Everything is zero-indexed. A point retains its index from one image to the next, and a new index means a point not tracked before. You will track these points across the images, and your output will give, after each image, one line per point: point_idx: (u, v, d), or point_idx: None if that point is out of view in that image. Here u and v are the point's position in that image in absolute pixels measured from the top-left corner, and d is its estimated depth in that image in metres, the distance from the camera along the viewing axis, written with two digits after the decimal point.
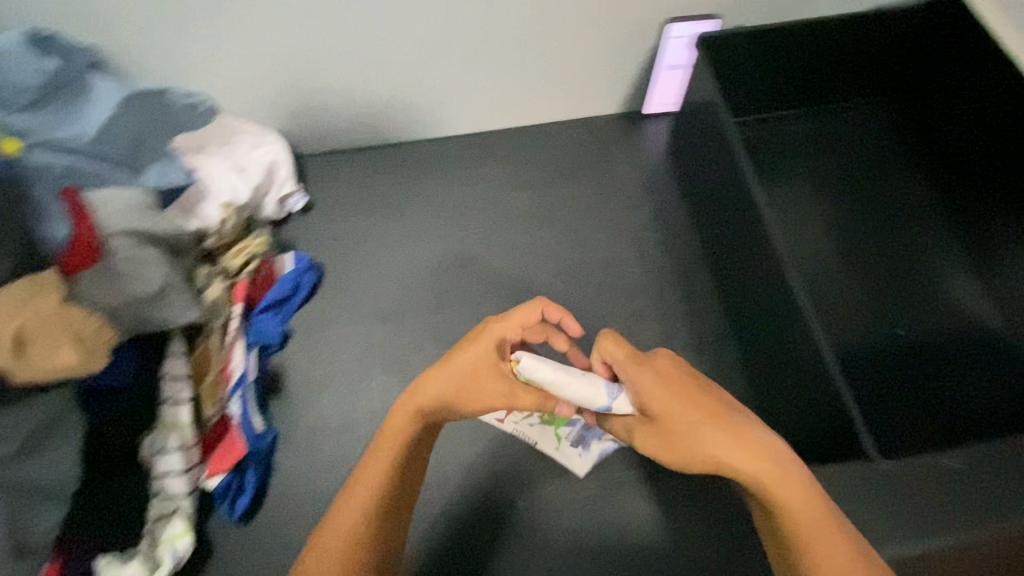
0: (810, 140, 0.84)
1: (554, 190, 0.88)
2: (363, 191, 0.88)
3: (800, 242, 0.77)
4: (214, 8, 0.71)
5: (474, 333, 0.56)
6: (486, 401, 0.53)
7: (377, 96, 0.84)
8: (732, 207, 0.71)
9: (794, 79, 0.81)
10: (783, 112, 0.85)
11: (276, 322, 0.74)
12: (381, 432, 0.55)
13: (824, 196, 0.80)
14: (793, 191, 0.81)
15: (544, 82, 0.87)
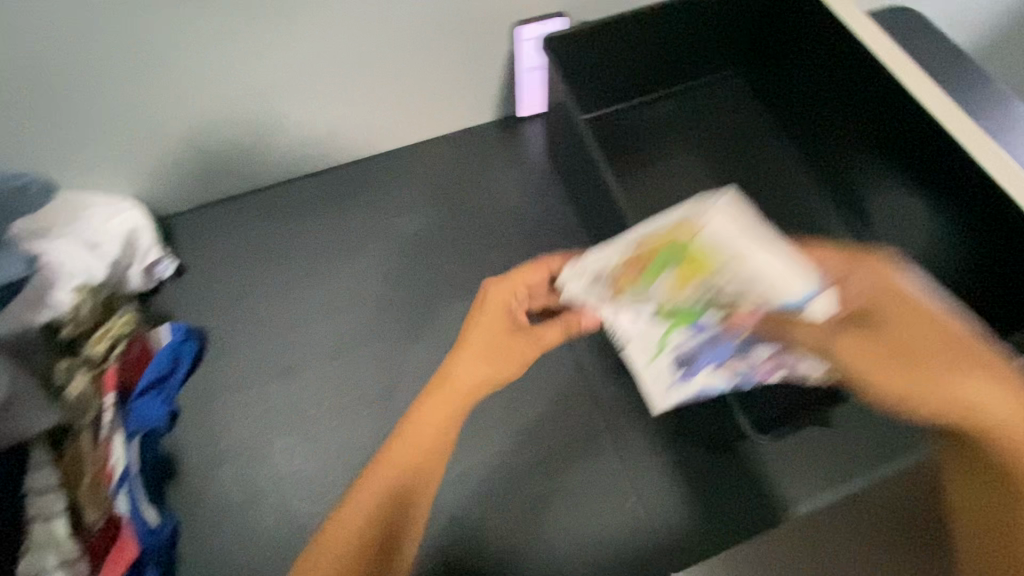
0: (675, 122, 0.84)
1: (441, 208, 0.86)
2: (240, 243, 0.83)
3: None
4: (26, 77, 0.66)
5: (479, 303, 0.62)
6: (510, 362, 0.59)
7: (235, 141, 0.80)
8: (603, 200, 0.72)
9: (645, 65, 0.82)
10: (644, 97, 0.85)
11: (158, 403, 0.69)
12: (412, 419, 0.55)
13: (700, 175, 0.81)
14: (668, 176, 0.81)
15: (409, 102, 0.85)
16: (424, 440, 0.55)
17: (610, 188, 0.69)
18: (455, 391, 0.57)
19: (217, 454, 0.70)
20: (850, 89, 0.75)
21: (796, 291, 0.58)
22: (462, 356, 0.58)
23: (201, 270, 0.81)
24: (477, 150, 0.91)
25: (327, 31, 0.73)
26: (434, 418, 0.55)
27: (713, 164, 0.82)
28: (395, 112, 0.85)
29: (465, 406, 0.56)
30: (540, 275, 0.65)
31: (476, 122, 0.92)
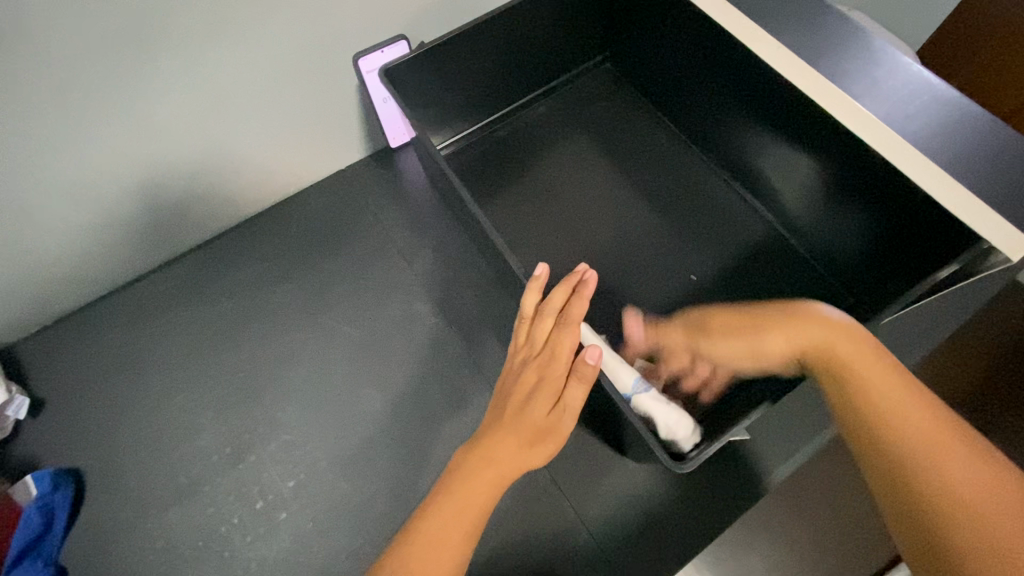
0: (551, 123, 0.84)
1: (326, 264, 0.79)
2: (103, 357, 0.73)
3: (574, 228, 0.78)
4: None
5: (542, 345, 0.56)
6: (550, 424, 0.53)
7: (66, 252, 0.69)
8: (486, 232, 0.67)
9: (504, 74, 0.80)
10: (516, 103, 0.85)
11: (38, 570, 0.61)
12: (450, 488, 0.51)
13: (585, 172, 0.81)
14: (554, 178, 0.81)
15: (258, 161, 0.76)
16: (467, 506, 0.50)
17: (484, 222, 0.64)
18: (498, 462, 0.52)
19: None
20: (704, 61, 0.73)
21: (624, 382, 0.57)
22: (499, 427, 0.54)
23: (62, 401, 0.71)
24: (352, 193, 0.84)
25: (134, 119, 0.62)
26: (473, 486, 0.51)
27: (598, 154, 0.83)
28: (246, 175, 0.76)
29: (502, 479, 0.52)
30: (576, 304, 0.57)
31: (343, 161, 0.84)
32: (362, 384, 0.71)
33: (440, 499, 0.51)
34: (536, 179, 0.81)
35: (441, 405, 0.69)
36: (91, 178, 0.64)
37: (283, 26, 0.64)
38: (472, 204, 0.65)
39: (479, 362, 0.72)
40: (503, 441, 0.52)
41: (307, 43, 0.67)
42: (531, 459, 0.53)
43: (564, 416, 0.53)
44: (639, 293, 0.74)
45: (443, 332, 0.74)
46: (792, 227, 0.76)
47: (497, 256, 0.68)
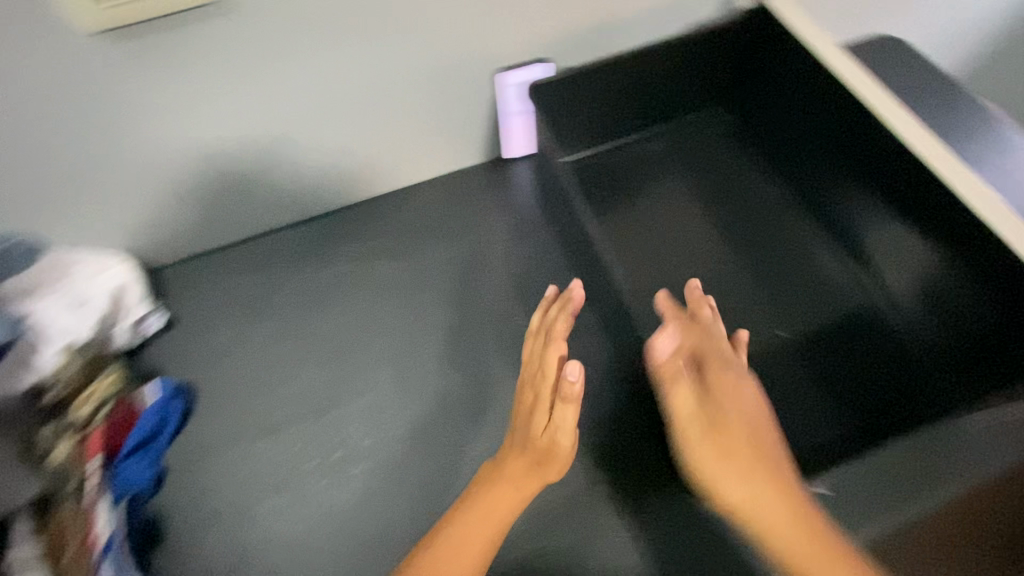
0: (660, 159, 0.88)
1: (433, 251, 0.85)
2: (230, 294, 0.82)
3: (670, 261, 0.80)
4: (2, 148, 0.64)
5: (537, 370, 0.67)
6: (551, 443, 0.62)
7: (223, 195, 0.79)
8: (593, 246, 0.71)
9: (630, 106, 0.85)
10: (629, 136, 0.89)
11: (144, 466, 0.69)
12: (470, 501, 0.60)
13: (687, 212, 0.84)
14: (655, 211, 0.84)
15: (395, 143, 0.83)
16: (484, 521, 0.58)
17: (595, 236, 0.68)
18: (511, 479, 0.61)
19: (201, 523, 0.68)
20: (833, 127, 0.76)
21: None
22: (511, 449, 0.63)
23: (189, 325, 0.80)
24: (465, 192, 0.90)
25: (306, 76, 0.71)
26: (491, 502, 0.59)
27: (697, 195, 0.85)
28: (382, 156, 0.84)
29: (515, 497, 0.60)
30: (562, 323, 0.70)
31: (464, 163, 0.91)
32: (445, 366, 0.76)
33: (467, 506, 0.60)
34: (638, 209, 0.84)
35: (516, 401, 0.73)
36: (260, 127, 0.74)
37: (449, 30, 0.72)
38: None
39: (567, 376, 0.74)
40: (512, 463, 0.62)
41: (467, 49, 0.75)
42: (539, 477, 0.61)
43: (557, 433, 0.62)
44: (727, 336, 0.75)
45: (525, 335, 0.78)
46: (894, 305, 0.75)
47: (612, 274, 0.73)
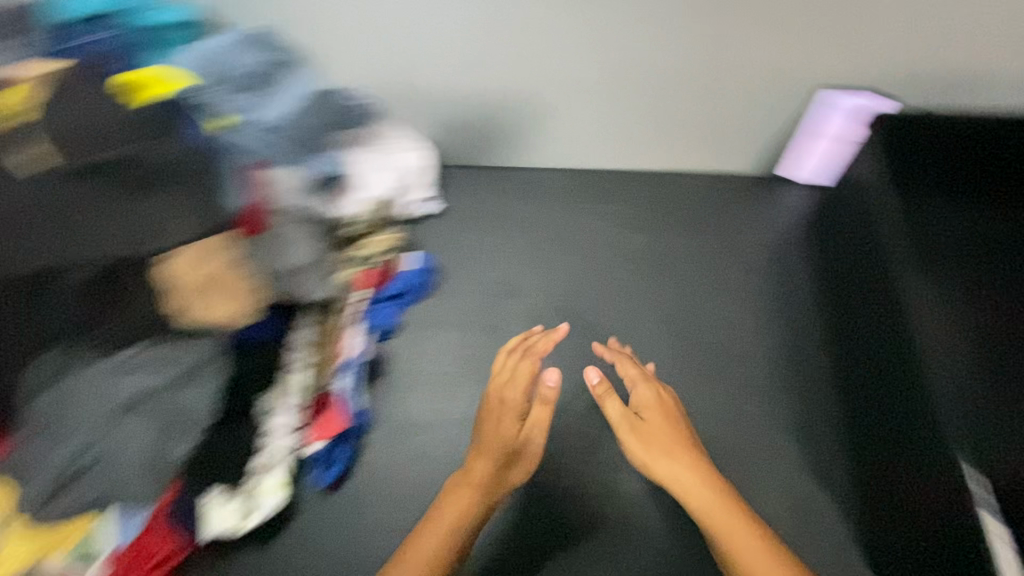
0: (967, 236, 0.76)
1: (676, 239, 0.92)
2: (491, 206, 0.94)
3: (954, 330, 0.69)
4: (397, 21, 0.77)
5: (496, 376, 0.74)
6: (514, 446, 0.69)
7: (526, 121, 0.89)
8: (874, 276, 0.77)
9: (952, 173, 0.81)
10: (938, 199, 0.79)
11: (388, 313, 0.82)
12: (462, 487, 0.66)
13: (977, 301, 0.72)
14: (944, 281, 0.73)
15: (687, 130, 0.89)
16: (464, 511, 0.64)
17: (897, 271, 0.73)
18: (478, 476, 0.66)
19: (422, 382, 0.80)
20: None
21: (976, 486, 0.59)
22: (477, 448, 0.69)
23: (454, 220, 0.93)
24: (716, 199, 0.95)
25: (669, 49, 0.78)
26: (468, 498, 0.65)
27: (938, 294, 0.72)
28: (668, 137, 0.90)
29: (500, 489, 0.68)
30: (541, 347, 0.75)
31: (724, 166, 0.95)
32: (653, 345, 0.83)
33: (450, 493, 0.66)
34: (928, 272, 0.74)
35: (720, 393, 0.80)
36: (599, 79, 0.82)
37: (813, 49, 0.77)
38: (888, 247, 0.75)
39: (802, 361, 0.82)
40: (480, 462, 0.67)
41: (813, 69, 0.80)
42: (507, 475, 0.69)
43: (532, 433, 0.70)
44: (1001, 437, 0.62)
45: (748, 338, 0.84)
46: None
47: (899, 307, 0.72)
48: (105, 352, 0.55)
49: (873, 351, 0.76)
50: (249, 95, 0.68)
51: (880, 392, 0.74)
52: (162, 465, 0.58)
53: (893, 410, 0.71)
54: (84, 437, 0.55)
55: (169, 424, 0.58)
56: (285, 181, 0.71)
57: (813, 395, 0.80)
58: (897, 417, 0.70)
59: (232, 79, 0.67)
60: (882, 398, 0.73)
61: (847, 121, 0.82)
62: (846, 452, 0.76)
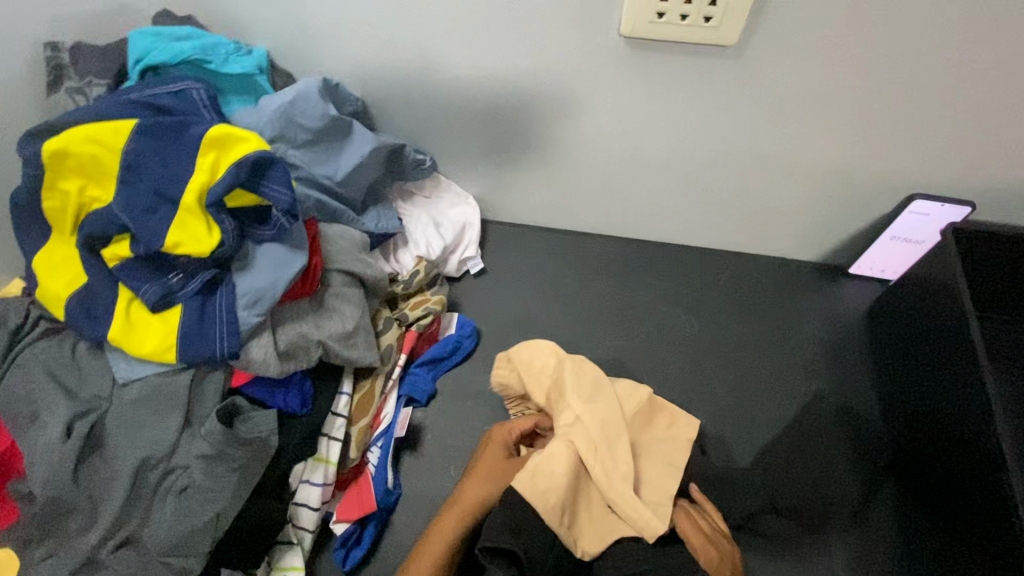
0: (996, 353, 0.72)
1: (730, 324, 0.86)
2: (536, 270, 0.91)
3: (931, 393, 0.69)
4: (455, 84, 0.75)
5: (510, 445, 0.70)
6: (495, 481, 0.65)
7: (577, 187, 0.86)
8: (929, 367, 0.70)
9: (1004, 294, 0.74)
10: (915, 292, 0.75)
11: (427, 380, 0.77)
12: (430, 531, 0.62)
13: (914, 376, 0.73)
14: (929, 366, 0.70)
15: (757, 215, 0.83)
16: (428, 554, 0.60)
17: (986, 376, 0.62)
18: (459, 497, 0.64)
19: (458, 455, 0.75)
20: None
21: None
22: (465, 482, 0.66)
23: (498, 279, 0.90)
24: (784, 285, 0.88)
25: (747, 132, 0.72)
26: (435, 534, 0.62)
27: (926, 381, 0.70)
28: (740, 222, 0.85)
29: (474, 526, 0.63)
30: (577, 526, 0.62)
31: (807, 257, 0.88)
32: (723, 438, 0.77)
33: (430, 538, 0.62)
34: (921, 369, 0.72)
35: None
36: (670, 158, 0.78)
37: (895, 149, 0.70)
38: (949, 334, 0.68)
39: (857, 440, 0.76)
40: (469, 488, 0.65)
41: (891, 175, 0.73)
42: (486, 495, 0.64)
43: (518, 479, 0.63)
44: (992, 488, 0.58)
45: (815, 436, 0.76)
46: None
47: (984, 407, 0.61)
48: (147, 415, 0.52)
49: (923, 429, 0.69)
50: (315, 152, 0.69)
51: (936, 479, 0.66)
52: (182, 565, 0.52)
53: (955, 506, 0.63)
54: (106, 513, 0.50)
55: (185, 519, 0.52)
56: (341, 240, 0.69)
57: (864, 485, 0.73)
58: (945, 508, 0.65)
59: (308, 130, 0.67)
60: (937, 488, 0.66)
61: (937, 228, 0.75)
62: (897, 556, 0.69)
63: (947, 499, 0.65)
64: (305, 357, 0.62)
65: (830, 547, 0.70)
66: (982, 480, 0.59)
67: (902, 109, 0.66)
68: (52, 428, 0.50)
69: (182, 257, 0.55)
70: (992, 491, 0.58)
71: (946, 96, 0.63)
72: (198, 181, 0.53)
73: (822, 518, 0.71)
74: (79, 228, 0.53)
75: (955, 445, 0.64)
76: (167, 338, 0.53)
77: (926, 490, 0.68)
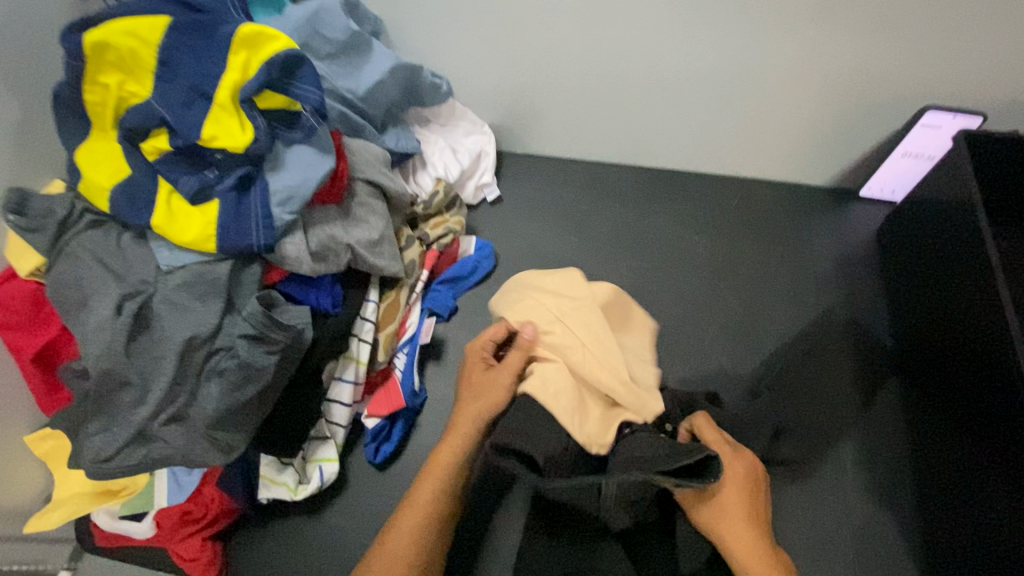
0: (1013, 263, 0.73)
1: (741, 246, 0.88)
2: (550, 198, 0.93)
3: (946, 298, 0.71)
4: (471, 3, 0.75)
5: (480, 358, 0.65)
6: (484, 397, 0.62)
7: (591, 112, 0.86)
8: (942, 275, 0.72)
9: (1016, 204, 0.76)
10: (925, 206, 0.76)
11: (449, 296, 0.80)
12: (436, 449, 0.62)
13: (928, 284, 0.74)
14: (944, 274, 0.72)
15: (770, 137, 0.84)
16: (435, 468, 0.60)
17: (997, 274, 0.64)
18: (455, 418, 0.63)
19: None
20: None
21: None
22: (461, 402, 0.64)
23: (514, 206, 0.92)
24: (795, 208, 0.90)
25: (762, 48, 0.73)
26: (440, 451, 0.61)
27: (941, 289, 0.72)
28: (753, 145, 0.86)
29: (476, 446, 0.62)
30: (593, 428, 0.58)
31: (818, 180, 0.90)
32: (735, 349, 0.80)
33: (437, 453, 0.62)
34: (937, 276, 0.73)
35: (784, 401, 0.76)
36: (684, 78, 0.78)
37: (910, 60, 0.71)
38: (963, 239, 0.69)
39: (867, 358, 0.79)
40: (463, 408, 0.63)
41: (903, 88, 0.74)
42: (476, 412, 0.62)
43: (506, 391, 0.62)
44: (1002, 381, 0.60)
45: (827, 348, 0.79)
46: None
47: (997, 306, 0.63)
48: (191, 300, 0.55)
49: (936, 334, 0.71)
50: (337, 66, 0.71)
51: (946, 379, 0.69)
52: (229, 441, 0.56)
53: (965, 414, 0.65)
54: (156, 390, 0.54)
55: (230, 397, 0.55)
56: (365, 153, 0.71)
57: (873, 401, 0.76)
58: (950, 405, 0.67)
59: (331, 42, 0.69)
60: (945, 388, 0.69)
61: (947, 141, 0.76)
62: (898, 453, 0.73)
63: (954, 397, 0.67)
64: (334, 259, 0.64)
65: (836, 447, 0.73)
66: (992, 374, 0.62)
67: (916, 18, 0.66)
68: (103, 307, 0.53)
69: (217, 153, 0.57)
70: (1003, 383, 0.60)
71: (961, 1, 0.64)
72: (231, 78, 0.55)
73: (830, 427, 0.74)
74: (119, 122, 0.55)
75: (968, 345, 0.66)
76: (207, 229, 0.55)
77: (932, 392, 0.71)
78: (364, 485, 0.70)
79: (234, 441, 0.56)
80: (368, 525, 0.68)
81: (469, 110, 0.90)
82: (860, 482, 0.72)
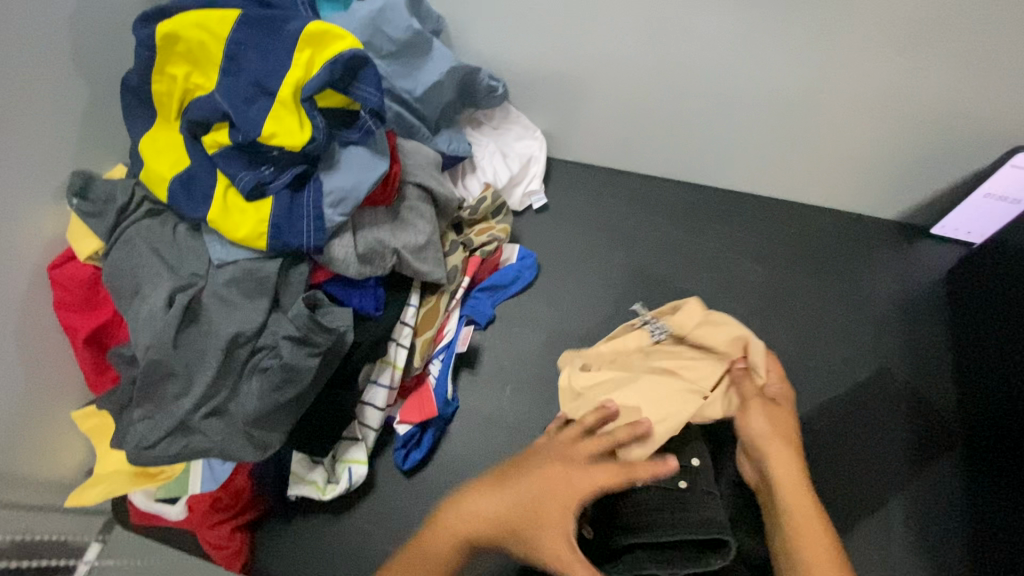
0: None
1: (797, 276, 0.84)
2: (598, 209, 0.91)
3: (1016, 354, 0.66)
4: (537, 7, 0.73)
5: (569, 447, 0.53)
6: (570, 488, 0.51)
7: (651, 125, 0.83)
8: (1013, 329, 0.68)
9: None
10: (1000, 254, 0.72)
11: (488, 305, 0.78)
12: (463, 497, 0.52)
13: (998, 338, 0.70)
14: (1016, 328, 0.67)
15: (840, 164, 0.80)
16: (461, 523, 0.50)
17: None
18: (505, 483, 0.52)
19: (513, 377, 0.77)
20: None
21: None
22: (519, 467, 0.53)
23: (559, 216, 0.90)
24: (858, 240, 0.85)
25: (843, 72, 0.68)
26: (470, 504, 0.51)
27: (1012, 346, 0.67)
28: (820, 171, 0.82)
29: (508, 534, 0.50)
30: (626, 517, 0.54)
31: (886, 212, 0.84)
32: None
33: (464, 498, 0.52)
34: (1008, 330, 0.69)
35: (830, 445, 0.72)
36: (754, 97, 0.75)
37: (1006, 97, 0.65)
38: None
39: (924, 412, 0.74)
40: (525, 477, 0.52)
41: (995, 126, 0.69)
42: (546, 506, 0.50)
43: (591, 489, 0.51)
44: None
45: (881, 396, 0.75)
46: None
47: None
48: (239, 297, 0.56)
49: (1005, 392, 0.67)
50: (397, 65, 0.70)
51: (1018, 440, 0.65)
52: (265, 439, 0.56)
53: None
54: (199, 382, 0.54)
55: (270, 396, 0.55)
56: (417, 155, 0.70)
57: (929, 465, 0.71)
58: None
59: (392, 41, 0.67)
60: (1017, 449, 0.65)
61: None
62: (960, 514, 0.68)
63: None
64: (380, 263, 0.63)
65: (886, 504, 0.69)
66: None
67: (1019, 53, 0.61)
68: (156, 298, 0.54)
69: (274, 150, 0.56)
70: None
71: None
72: (295, 74, 0.54)
73: (882, 489, 0.70)
74: (183, 114, 0.56)
75: None
76: (259, 227, 0.55)
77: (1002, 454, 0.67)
78: (390, 489, 0.69)
79: (270, 439, 0.57)
80: (391, 530, 0.68)
81: (523, 115, 0.88)
82: (910, 542, 0.67)
